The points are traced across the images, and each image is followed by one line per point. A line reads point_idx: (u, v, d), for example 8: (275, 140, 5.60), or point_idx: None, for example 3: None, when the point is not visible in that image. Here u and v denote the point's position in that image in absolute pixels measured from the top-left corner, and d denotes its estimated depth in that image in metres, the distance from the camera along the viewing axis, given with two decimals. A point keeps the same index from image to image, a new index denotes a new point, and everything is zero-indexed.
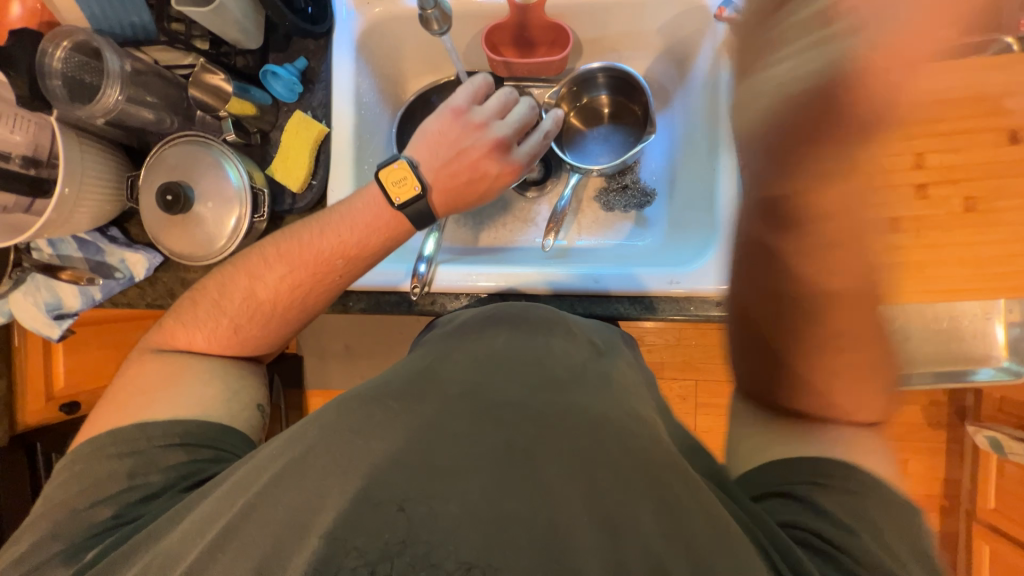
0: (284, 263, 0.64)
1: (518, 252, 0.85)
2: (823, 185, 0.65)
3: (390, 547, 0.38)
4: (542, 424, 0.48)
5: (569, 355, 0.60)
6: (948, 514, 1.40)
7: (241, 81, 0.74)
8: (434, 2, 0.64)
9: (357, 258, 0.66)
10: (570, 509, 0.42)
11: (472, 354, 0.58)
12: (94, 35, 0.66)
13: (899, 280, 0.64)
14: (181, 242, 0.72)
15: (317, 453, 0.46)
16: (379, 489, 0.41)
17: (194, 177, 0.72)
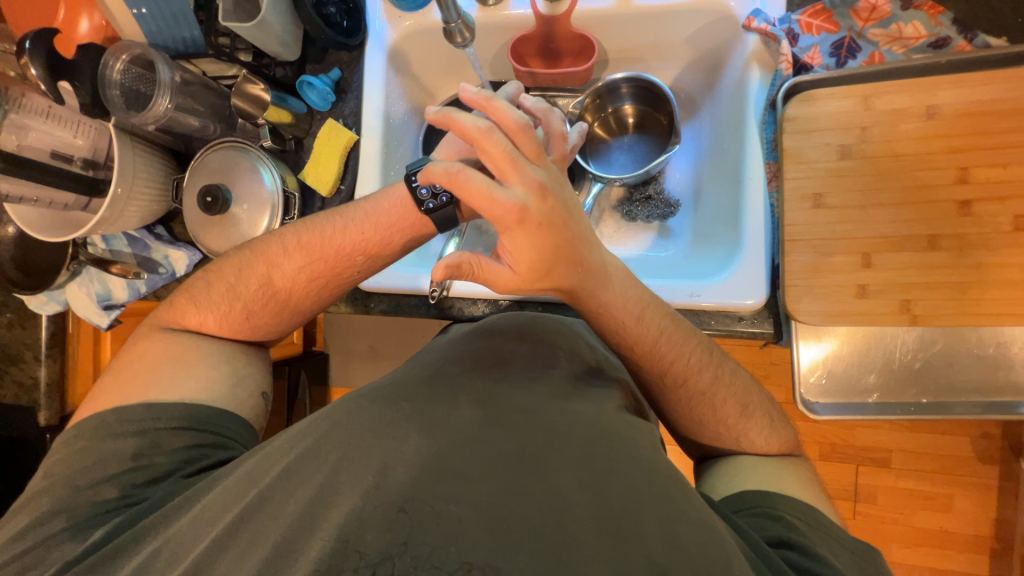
0: (303, 255, 0.66)
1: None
2: (854, 199, 0.62)
3: (390, 547, 0.39)
4: (545, 432, 0.48)
5: (577, 365, 0.60)
6: (1001, 559, 1.28)
7: (279, 92, 0.79)
8: (458, 15, 0.66)
9: (376, 256, 0.66)
10: (571, 520, 0.41)
11: (479, 360, 0.59)
12: (149, 49, 0.72)
13: (935, 301, 0.61)
14: (218, 240, 0.76)
15: (329, 448, 0.47)
16: (385, 486, 0.42)
17: (230, 179, 0.76)
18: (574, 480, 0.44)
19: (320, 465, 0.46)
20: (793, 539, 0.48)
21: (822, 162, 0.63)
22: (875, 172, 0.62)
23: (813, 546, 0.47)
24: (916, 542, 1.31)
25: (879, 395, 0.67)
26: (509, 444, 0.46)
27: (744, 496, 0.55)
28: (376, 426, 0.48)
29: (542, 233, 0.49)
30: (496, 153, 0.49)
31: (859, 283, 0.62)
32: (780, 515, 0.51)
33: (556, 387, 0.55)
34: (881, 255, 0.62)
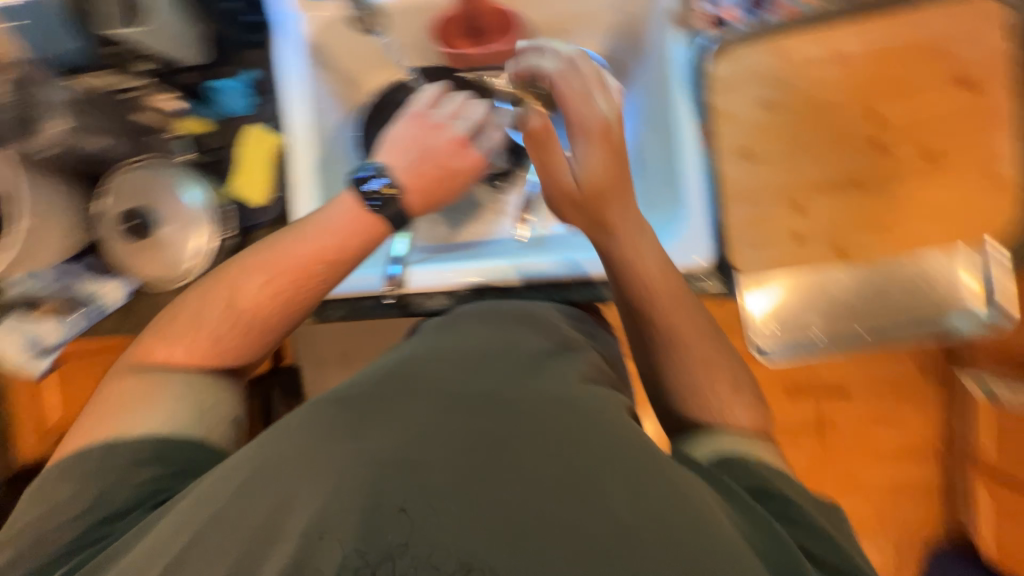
0: (264, 272, 0.63)
1: (500, 238, 0.88)
2: (780, 149, 0.65)
3: (390, 548, 0.39)
4: (522, 411, 0.48)
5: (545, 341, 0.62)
6: (952, 462, 1.41)
7: (193, 100, 0.75)
8: None
9: (347, 263, 0.65)
10: (534, 495, 0.42)
11: (450, 350, 0.58)
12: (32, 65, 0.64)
13: (863, 237, 0.65)
14: (147, 266, 0.73)
15: (303, 457, 0.45)
16: (369, 487, 0.41)
17: (150, 200, 0.73)
18: (553, 453, 0.45)
19: (292, 477, 0.44)
20: (772, 489, 0.51)
21: (747, 117, 0.65)
22: (796, 121, 0.65)
23: (787, 494, 0.51)
24: (879, 459, 1.43)
25: (824, 333, 0.70)
26: (487, 430, 0.46)
27: (729, 457, 0.55)
28: (339, 432, 0.47)
29: None
30: None
31: (793, 229, 0.66)
32: (759, 473, 0.53)
33: (521, 362, 0.56)
34: (810, 201, 0.65)
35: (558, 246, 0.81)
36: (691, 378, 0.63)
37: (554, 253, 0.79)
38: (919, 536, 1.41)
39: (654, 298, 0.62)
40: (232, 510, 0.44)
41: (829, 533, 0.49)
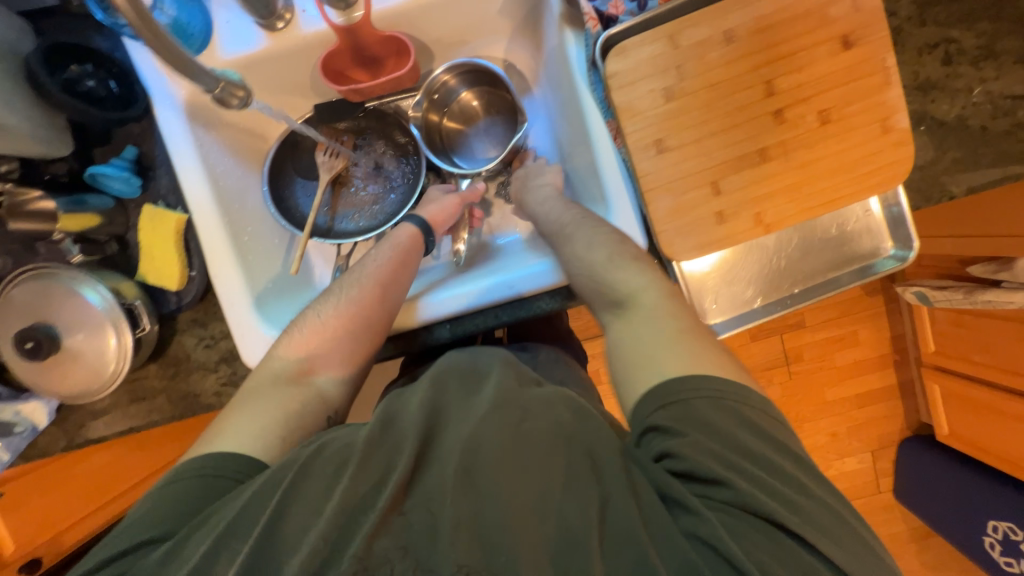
0: (321, 312, 0.68)
1: (434, 275, 0.85)
2: (689, 135, 0.66)
3: (388, 553, 0.39)
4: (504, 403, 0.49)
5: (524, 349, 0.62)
6: (904, 366, 1.53)
7: (70, 194, 0.67)
8: (217, 78, 0.54)
9: (368, 305, 0.68)
10: (509, 505, 0.41)
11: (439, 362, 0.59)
12: None
13: (782, 205, 0.67)
14: (65, 382, 0.66)
15: (307, 479, 0.45)
16: (368, 499, 0.42)
17: (52, 312, 0.65)
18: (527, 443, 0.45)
19: (291, 502, 0.44)
20: (711, 472, 0.43)
21: (652, 109, 0.65)
22: (699, 105, 0.65)
23: (736, 477, 0.42)
24: (842, 377, 1.53)
25: (763, 298, 0.75)
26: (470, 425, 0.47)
27: (673, 383, 0.48)
28: (314, 480, 0.45)
29: None
30: None
31: (716, 210, 0.67)
32: (708, 448, 0.44)
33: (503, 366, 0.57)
34: (726, 180, 0.66)
35: (510, 263, 0.79)
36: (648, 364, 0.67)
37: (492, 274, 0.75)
38: (882, 435, 1.55)
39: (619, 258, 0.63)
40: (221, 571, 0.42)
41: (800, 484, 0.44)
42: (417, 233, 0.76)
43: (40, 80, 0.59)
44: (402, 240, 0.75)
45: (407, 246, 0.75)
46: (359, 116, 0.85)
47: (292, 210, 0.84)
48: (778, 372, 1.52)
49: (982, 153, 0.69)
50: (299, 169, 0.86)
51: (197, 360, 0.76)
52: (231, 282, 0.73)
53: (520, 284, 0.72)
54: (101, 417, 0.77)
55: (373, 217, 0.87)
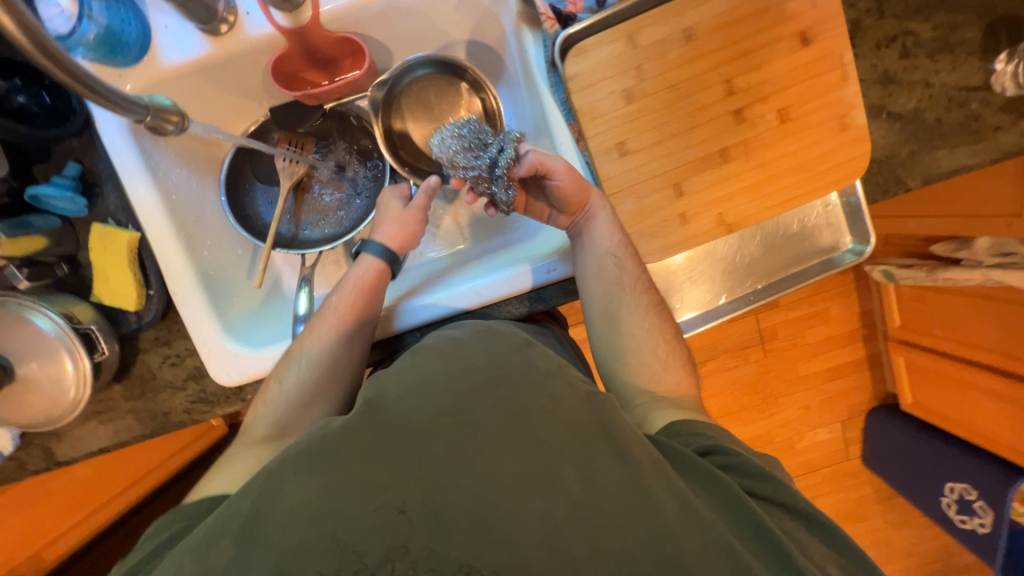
0: (291, 361, 0.64)
1: (414, 275, 0.85)
2: (651, 137, 0.65)
3: (389, 550, 0.35)
4: (501, 389, 0.46)
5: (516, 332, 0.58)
6: (872, 341, 1.57)
7: (12, 216, 0.64)
8: (144, 107, 0.49)
9: (334, 360, 0.64)
10: (509, 493, 0.39)
11: (430, 347, 0.55)
12: None
13: (744, 204, 0.67)
14: (24, 412, 0.64)
15: (295, 471, 0.40)
16: (360, 494, 0.38)
17: (2, 342, 0.62)
18: (527, 432, 0.42)
19: (270, 502, 0.39)
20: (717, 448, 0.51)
21: (613, 112, 0.65)
22: (660, 106, 0.65)
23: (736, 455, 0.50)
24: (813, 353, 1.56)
25: (727, 295, 0.78)
26: (468, 413, 0.44)
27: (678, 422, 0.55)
28: (306, 474, 0.39)
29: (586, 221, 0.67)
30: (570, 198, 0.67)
31: (679, 211, 0.67)
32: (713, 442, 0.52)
33: (495, 347, 0.53)
34: (688, 181, 0.66)
35: (481, 266, 0.79)
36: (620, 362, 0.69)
37: (464, 280, 0.76)
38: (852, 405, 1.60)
39: (614, 293, 0.65)
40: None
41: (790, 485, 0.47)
42: (383, 264, 0.70)
43: None
44: (366, 275, 0.68)
45: (372, 280, 0.69)
46: (319, 119, 0.82)
47: (253, 220, 0.81)
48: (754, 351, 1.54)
49: (935, 145, 0.70)
50: (258, 173, 0.83)
51: (163, 378, 0.74)
52: (190, 300, 0.71)
53: (482, 292, 0.73)
54: (68, 440, 0.75)
55: (339, 224, 0.85)
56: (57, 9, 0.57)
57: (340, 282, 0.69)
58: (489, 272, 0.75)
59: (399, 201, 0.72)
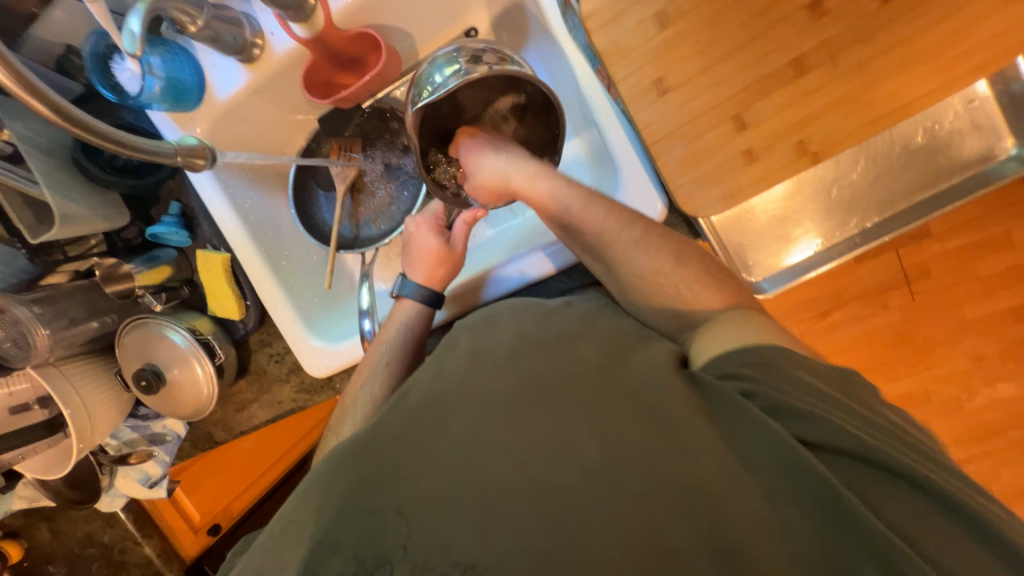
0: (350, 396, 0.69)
1: (469, 256, 0.85)
2: (696, 65, 0.54)
3: (389, 551, 0.39)
4: (509, 377, 0.46)
5: (549, 304, 0.57)
6: None
7: (144, 254, 0.79)
8: (173, 147, 0.52)
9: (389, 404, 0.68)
10: (510, 494, 0.39)
11: (457, 331, 0.56)
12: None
13: (831, 123, 0.53)
14: (174, 409, 0.80)
15: (322, 473, 0.45)
16: (370, 492, 0.42)
17: (152, 354, 0.78)
18: (539, 426, 0.42)
19: (310, 493, 0.45)
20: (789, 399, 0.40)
21: (644, 43, 0.54)
22: (704, 23, 0.53)
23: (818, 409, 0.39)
24: (991, 291, 1.11)
25: (823, 241, 0.63)
26: (474, 403, 0.45)
27: (752, 350, 0.44)
28: (342, 473, 0.44)
29: (535, 178, 0.62)
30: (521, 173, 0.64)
31: (744, 147, 0.55)
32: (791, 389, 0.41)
33: (526, 321, 0.53)
34: (751, 109, 0.54)
35: (533, 239, 0.77)
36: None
37: (511, 258, 0.75)
38: None
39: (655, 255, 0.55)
40: (263, 560, 0.43)
41: (886, 441, 0.38)
42: (423, 304, 0.72)
43: (85, 166, 0.66)
44: (412, 320, 0.72)
45: (415, 319, 0.72)
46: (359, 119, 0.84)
47: (317, 227, 0.86)
48: (894, 297, 1.15)
49: None
50: (318, 180, 0.87)
51: (272, 373, 0.87)
52: (277, 305, 0.81)
53: (529, 270, 0.72)
54: (216, 426, 0.92)
55: (392, 219, 0.87)
56: (128, 72, 0.66)
57: (388, 331, 0.72)
58: (541, 244, 0.73)
59: (438, 239, 0.74)
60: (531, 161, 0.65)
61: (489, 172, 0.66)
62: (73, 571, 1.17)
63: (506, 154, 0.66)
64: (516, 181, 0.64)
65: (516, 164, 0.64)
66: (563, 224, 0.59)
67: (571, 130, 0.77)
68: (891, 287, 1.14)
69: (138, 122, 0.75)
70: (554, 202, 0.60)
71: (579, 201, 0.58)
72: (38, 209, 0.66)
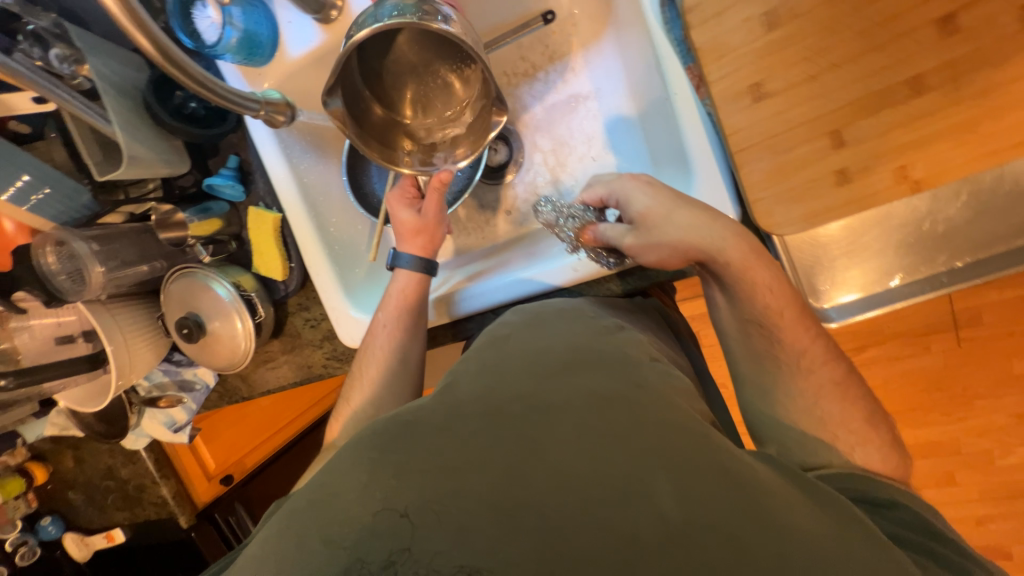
0: (363, 358, 0.75)
1: (499, 246, 0.87)
2: (800, 72, 0.50)
3: (392, 553, 0.37)
4: (563, 389, 0.47)
5: (604, 320, 0.64)
6: None
7: (197, 204, 0.79)
8: (258, 102, 0.59)
9: (402, 365, 0.73)
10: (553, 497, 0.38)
11: (504, 325, 0.64)
12: (56, 228, 0.70)
13: (940, 149, 0.49)
14: (210, 360, 0.81)
15: (349, 455, 0.45)
16: (399, 485, 0.40)
17: (195, 304, 0.79)
18: None
19: (341, 476, 0.43)
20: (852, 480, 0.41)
21: (747, 44, 0.51)
22: (818, 28, 0.49)
23: None
24: None
25: (903, 276, 0.59)
26: (528, 403, 0.45)
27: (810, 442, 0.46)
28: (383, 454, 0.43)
29: (661, 211, 0.60)
30: (651, 209, 0.61)
31: (837, 166, 0.52)
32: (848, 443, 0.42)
33: (576, 331, 0.59)
34: (853, 126, 0.50)
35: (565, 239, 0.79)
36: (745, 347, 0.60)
37: (483, 283, 0.78)
38: None
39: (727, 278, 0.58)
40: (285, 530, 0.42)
41: None
42: (419, 274, 0.76)
43: (155, 110, 0.65)
44: (406, 287, 0.76)
45: (410, 289, 0.76)
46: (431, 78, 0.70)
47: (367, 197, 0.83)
48: (940, 340, 1.08)
49: None
50: None
51: (306, 337, 0.87)
52: (323, 270, 0.81)
53: (580, 268, 0.71)
54: (245, 382, 0.94)
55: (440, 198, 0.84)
56: (208, 21, 0.67)
57: (386, 297, 0.76)
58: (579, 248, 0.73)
59: (411, 210, 0.76)
60: (720, 222, 0.57)
61: (680, 230, 0.58)
62: (90, 499, 1.22)
63: (693, 209, 0.58)
64: (640, 208, 0.62)
65: (643, 191, 0.62)
66: (652, 248, 0.60)
67: (642, 126, 0.77)
68: (938, 330, 1.08)
69: (208, 72, 0.74)
70: (650, 225, 0.60)
71: (684, 233, 0.58)
72: (106, 146, 0.67)
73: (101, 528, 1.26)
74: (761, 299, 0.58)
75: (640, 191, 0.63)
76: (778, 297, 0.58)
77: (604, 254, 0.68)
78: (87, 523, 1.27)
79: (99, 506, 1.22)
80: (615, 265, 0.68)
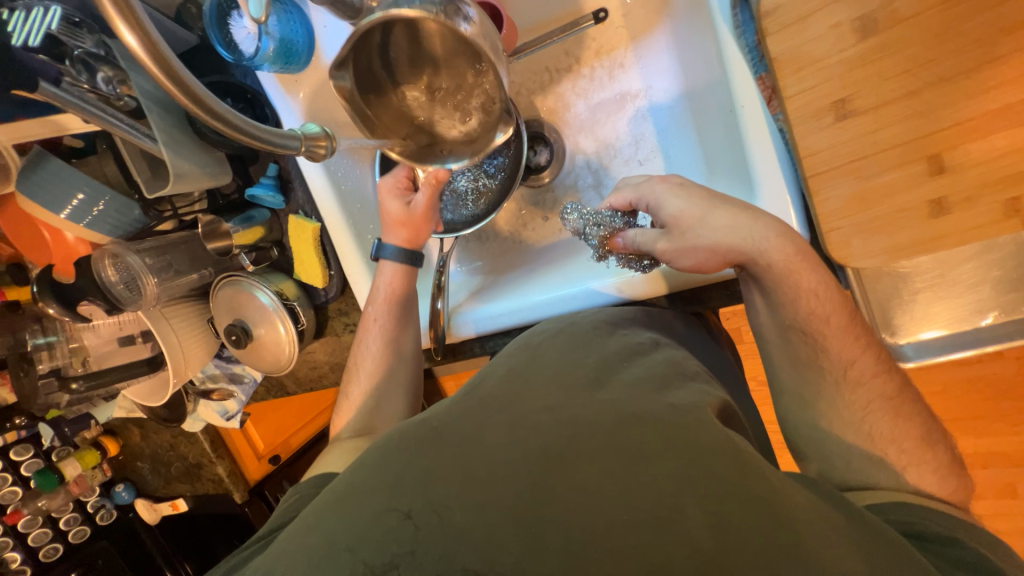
0: (355, 349, 0.76)
1: (529, 250, 0.84)
2: (895, 88, 0.45)
3: (398, 555, 0.36)
4: (588, 403, 0.45)
5: (638, 335, 0.57)
6: None
7: (241, 212, 0.80)
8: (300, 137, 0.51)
9: (393, 362, 0.75)
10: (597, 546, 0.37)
11: (537, 332, 0.60)
12: (109, 244, 0.72)
13: None
14: (256, 363, 0.84)
15: (367, 466, 0.43)
16: (423, 488, 0.39)
17: (242, 311, 0.81)
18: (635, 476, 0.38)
19: (365, 485, 0.41)
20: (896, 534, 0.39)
21: (832, 55, 0.47)
22: (920, 39, 0.44)
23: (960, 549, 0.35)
24: None
25: (998, 315, 0.53)
26: (556, 416, 0.43)
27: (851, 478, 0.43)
28: (412, 455, 0.41)
29: (694, 211, 0.55)
30: (678, 211, 0.56)
31: (932, 195, 0.46)
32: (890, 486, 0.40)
33: (615, 343, 0.55)
34: (956, 150, 0.45)
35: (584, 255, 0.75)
36: (804, 382, 0.55)
37: (472, 308, 0.79)
38: None
39: (784, 301, 0.53)
40: (306, 534, 0.40)
41: None
42: (405, 267, 0.76)
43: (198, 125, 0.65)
44: (391, 281, 0.75)
45: (395, 284, 0.76)
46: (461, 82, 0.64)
47: None
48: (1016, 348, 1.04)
49: None
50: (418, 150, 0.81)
51: (345, 341, 0.88)
52: (359, 279, 0.81)
53: (626, 287, 0.67)
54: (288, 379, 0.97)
55: (479, 202, 0.80)
56: (245, 31, 0.66)
57: (372, 293, 0.76)
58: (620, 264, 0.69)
59: (399, 202, 0.74)
60: (762, 220, 0.53)
61: (718, 233, 0.53)
62: (155, 471, 1.34)
63: (733, 209, 0.54)
64: (676, 207, 0.56)
65: (674, 192, 0.57)
66: (690, 244, 0.55)
67: (696, 132, 0.70)
68: None
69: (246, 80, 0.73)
70: (683, 222, 0.55)
71: (740, 239, 0.52)
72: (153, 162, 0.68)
73: (166, 497, 1.38)
74: (826, 329, 0.53)
75: (664, 191, 0.58)
76: (842, 322, 0.53)
77: (637, 258, 0.66)
78: (153, 492, 1.39)
79: (164, 477, 1.33)
80: (649, 267, 0.66)
